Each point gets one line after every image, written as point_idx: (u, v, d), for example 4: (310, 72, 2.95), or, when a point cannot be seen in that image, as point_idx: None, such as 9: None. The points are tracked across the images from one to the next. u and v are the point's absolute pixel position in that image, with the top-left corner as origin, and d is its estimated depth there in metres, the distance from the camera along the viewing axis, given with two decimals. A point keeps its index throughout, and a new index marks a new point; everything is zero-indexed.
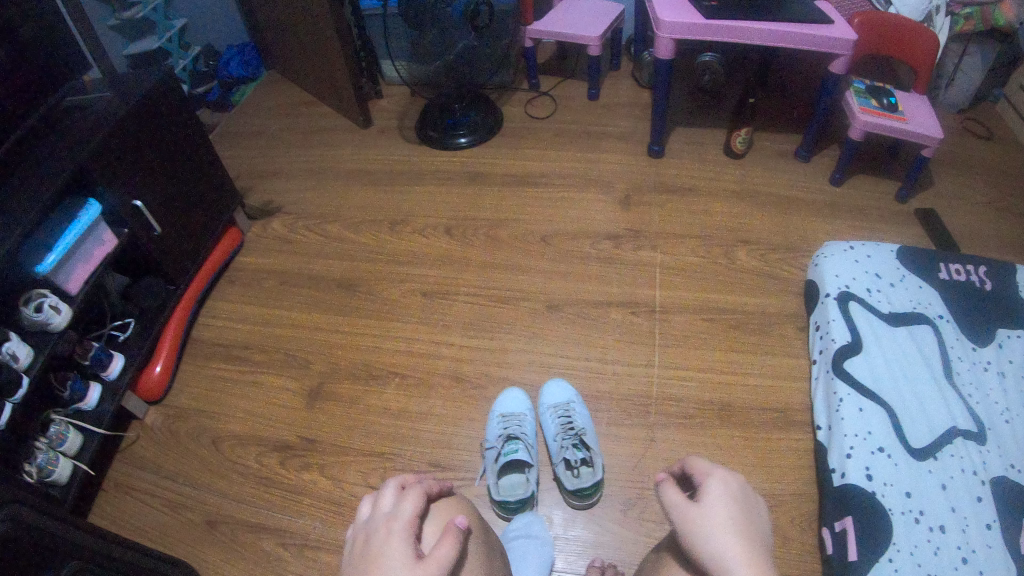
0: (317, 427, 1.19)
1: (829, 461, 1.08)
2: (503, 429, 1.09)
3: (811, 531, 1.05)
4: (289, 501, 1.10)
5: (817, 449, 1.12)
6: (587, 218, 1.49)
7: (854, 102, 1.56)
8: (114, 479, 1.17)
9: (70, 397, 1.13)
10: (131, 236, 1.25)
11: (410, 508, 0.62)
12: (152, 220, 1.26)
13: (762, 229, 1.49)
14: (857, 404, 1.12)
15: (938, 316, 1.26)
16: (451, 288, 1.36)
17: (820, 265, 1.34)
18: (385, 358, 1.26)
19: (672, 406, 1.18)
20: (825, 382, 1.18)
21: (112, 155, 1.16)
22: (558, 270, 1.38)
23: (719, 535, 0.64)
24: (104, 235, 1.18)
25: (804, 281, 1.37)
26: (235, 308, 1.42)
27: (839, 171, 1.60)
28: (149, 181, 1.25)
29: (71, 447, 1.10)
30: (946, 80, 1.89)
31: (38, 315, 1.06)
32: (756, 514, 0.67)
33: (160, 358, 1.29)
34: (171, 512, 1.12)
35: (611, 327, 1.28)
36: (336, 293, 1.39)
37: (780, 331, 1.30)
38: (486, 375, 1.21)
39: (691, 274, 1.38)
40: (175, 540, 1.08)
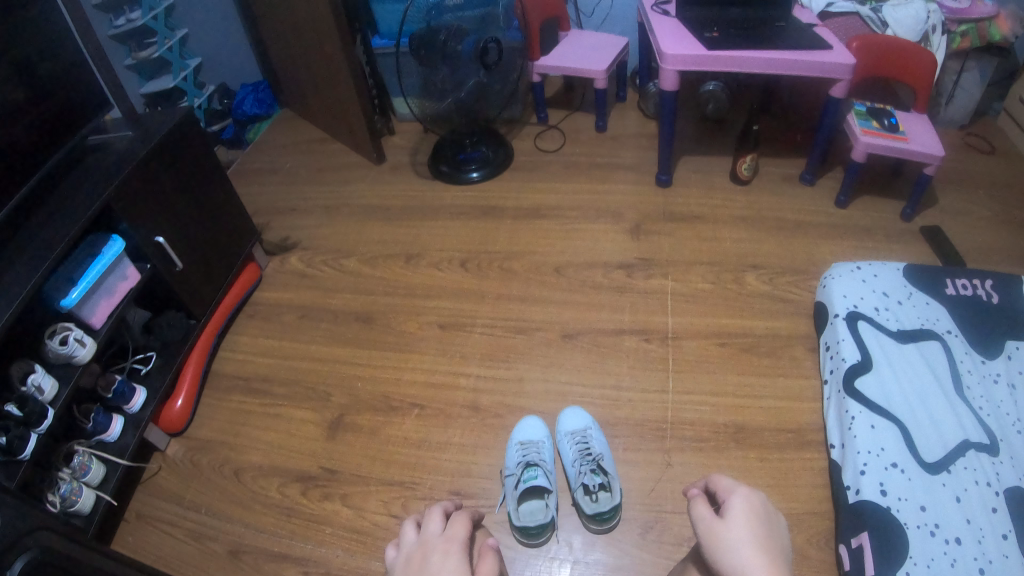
0: (339, 457, 1.21)
1: (842, 479, 1.10)
2: (521, 457, 1.11)
3: (823, 549, 1.07)
4: (312, 530, 1.12)
5: (831, 468, 1.14)
6: (597, 247, 1.52)
7: (855, 124, 1.60)
8: (138, 511, 1.20)
9: (94, 429, 1.16)
10: (153, 272, 1.29)
11: (461, 531, 0.78)
12: (174, 255, 1.30)
13: (770, 254, 1.52)
14: (869, 421, 1.14)
15: (947, 330, 1.28)
16: (467, 320, 1.39)
17: (829, 285, 1.37)
18: (405, 388, 1.29)
19: (686, 430, 1.20)
20: (837, 401, 1.20)
21: (134, 194, 1.21)
22: (572, 299, 1.41)
23: (742, 547, 0.69)
24: (127, 270, 1.22)
25: (812, 304, 1.40)
26: (255, 341, 1.45)
27: (844, 193, 1.64)
28: (171, 217, 1.30)
29: (94, 478, 1.13)
30: (946, 98, 1.91)
31: (63, 347, 1.10)
32: (777, 530, 0.73)
33: (183, 391, 1.32)
34: (195, 542, 1.14)
35: (626, 356, 1.31)
36: (355, 325, 1.43)
37: (791, 354, 1.33)
38: (504, 404, 1.24)
39: (701, 300, 1.41)
40: (198, 571, 1.10)
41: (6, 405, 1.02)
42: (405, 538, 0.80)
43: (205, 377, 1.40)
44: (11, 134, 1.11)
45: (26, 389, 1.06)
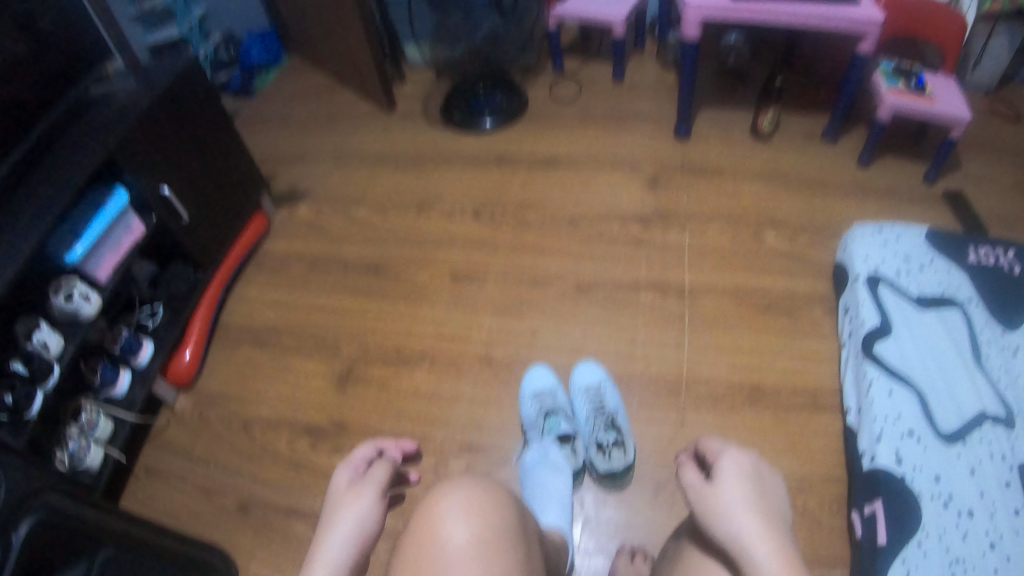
0: (349, 411, 1.20)
1: (860, 445, 1.08)
2: (538, 409, 1.09)
3: (835, 515, 1.06)
4: (322, 485, 1.13)
5: (848, 433, 1.12)
6: (613, 201, 1.48)
7: (881, 84, 1.53)
8: (147, 466, 1.20)
9: (102, 384, 1.16)
10: (158, 224, 1.26)
11: (363, 451, 0.81)
12: (180, 207, 1.27)
13: (791, 209, 1.48)
14: (887, 387, 1.11)
15: (967, 299, 1.23)
16: (480, 272, 1.36)
17: (850, 248, 1.32)
18: (416, 341, 1.27)
19: (702, 387, 1.18)
20: (855, 365, 1.17)
21: (139, 146, 1.17)
22: (587, 252, 1.38)
23: (735, 512, 0.66)
24: (132, 223, 1.19)
25: (833, 264, 1.35)
26: (263, 293, 1.43)
27: (867, 153, 1.58)
28: (175, 167, 1.26)
29: (104, 434, 1.13)
30: (974, 60, 1.81)
31: (69, 303, 1.09)
32: (770, 489, 0.70)
33: (190, 344, 1.30)
34: (203, 497, 1.15)
35: (641, 310, 1.27)
36: (365, 276, 1.40)
37: (810, 316, 1.29)
38: (516, 357, 1.22)
39: (719, 256, 1.37)
40: (208, 526, 1.11)
41: (12, 362, 1.02)
42: None
43: (213, 329, 1.38)
44: (12, 85, 1.07)
45: (32, 346, 1.04)
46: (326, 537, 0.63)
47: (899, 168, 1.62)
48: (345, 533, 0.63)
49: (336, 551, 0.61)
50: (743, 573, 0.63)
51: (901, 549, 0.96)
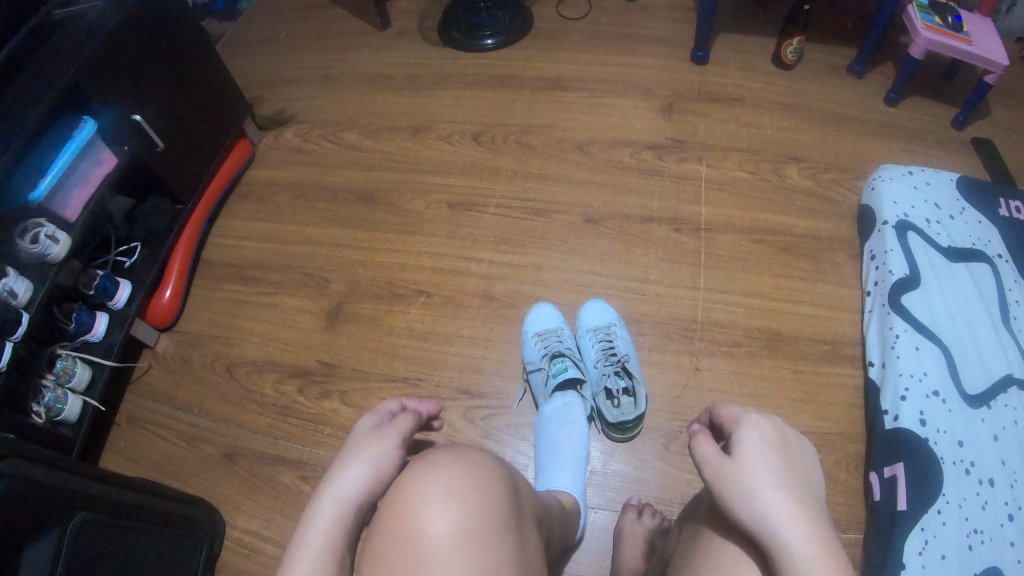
0: (338, 352, 1.12)
1: (881, 403, 1.01)
2: (543, 350, 1.01)
3: (852, 473, 1.01)
4: (309, 431, 1.06)
5: (869, 388, 1.05)
6: (627, 125, 1.33)
7: (916, 15, 1.33)
8: (128, 412, 1.14)
9: (77, 330, 1.06)
10: (134, 154, 1.11)
11: None
12: (154, 134, 1.13)
13: (807, 147, 1.34)
14: (913, 343, 1.04)
15: (997, 254, 1.15)
16: (480, 200, 1.24)
17: (878, 189, 1.21)
18: (409, 275, 1.17)
19: (718, 332, 1.10)
20: (879, 316, 1.09)
21: (109, 65, 1.01)
22: (597, 180, 1.25)
23: (766, 495, 0.53)
24: (101, 154, 1.05)
25: (859, 204, 1.24)
26: (245, 224, 1.31)
27: (895, 90, 1.40)
28: (150, 92, 1.11)
29: (80, 383, 1.04)
30: (1008, 5, 1.50)
31: (36, 246, 0.94)
32: (801, 460, 0.57)
33: (171, 285, 1.21)
34: (187, 446, 1.09)
35: (655, 246, 1.17)
36: (355, 206, 1.27)
37: (834, 259, 1.20)
38: (518, 293, 1.12)
39: (740, 192, 1.24)
40: (193, 476, 1.06)
41: None
42: None
43: (195, 266, 1.28)
44: None
45: None
46: (338, 476, 0.55)
47: (945, 94, 1.46)
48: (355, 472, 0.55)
49: (347, 487, 0.54)
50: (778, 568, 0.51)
51: (921, 519, 0.90)
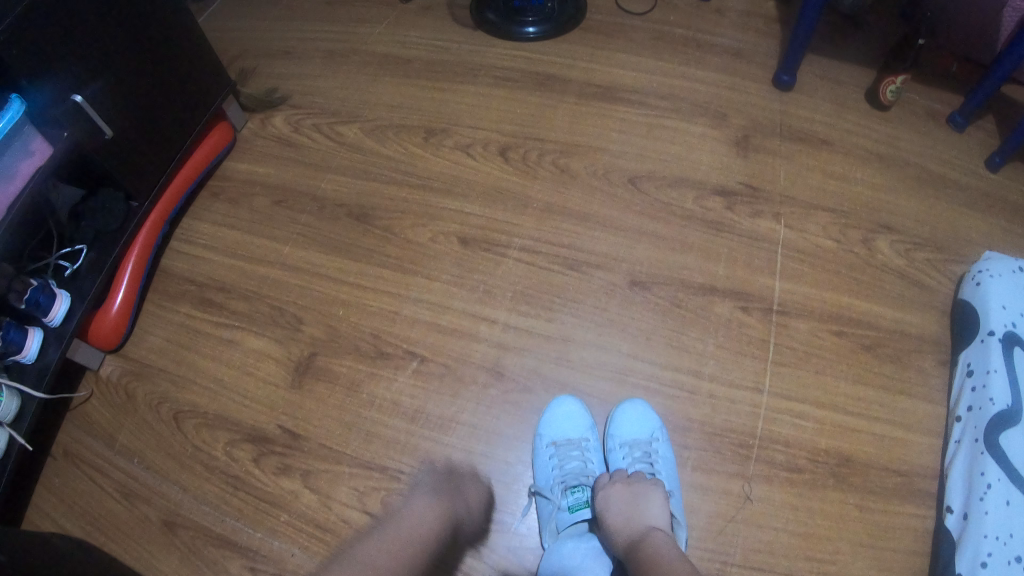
0: (305, 417, 0.90)
1: (955, 563, 0.80)
2: (558, 468, 0.83)
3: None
4: (261, 514, 0.86)
5: (941, 537, 0.84)
6: (691, 159, 1.08)
7: None
8: (63, 446, 0.93)
9: (4, 350, 0.83)
10: (75, 142, 0.85)
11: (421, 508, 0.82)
12: (100, 120, 0.88)
13: (913, 211, 1.10)
14: (1004, 496, 0.82)
15: None
16: (501, 237, 1.00)
17: (984, 288, 0.96)
18: (402, 328, 0.94)
19: (778, 452, 0.88)
20: (968, 452, 0.87)
21: (42, 32, 0.76)
22: (648, 229, 1.01)
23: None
24: (32, 146, 0.80)
25: (955, 299, 1.01)
26: (212, 226, 1.07)
27: (1002, 155, 1.12)
28: (100, 65, 0.85)
29: (6, 415, 0.82)
30: None
31: None
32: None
33: (119, 299, 0.98)
34: (122, 502, 0.89)
35: (712, 327, 0.94)
36: (347, 226, 1.03)
37: (922, 365, 0.97)
38: (536, 373, 0.90)
39: (823, 264, 1.01)
40: (126, 541, 0.86)
41: None
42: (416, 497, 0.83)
43: (150, 275, 1.04)
44: None
45: None
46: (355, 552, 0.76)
47: None
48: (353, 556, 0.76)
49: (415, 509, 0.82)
50: None
51: None
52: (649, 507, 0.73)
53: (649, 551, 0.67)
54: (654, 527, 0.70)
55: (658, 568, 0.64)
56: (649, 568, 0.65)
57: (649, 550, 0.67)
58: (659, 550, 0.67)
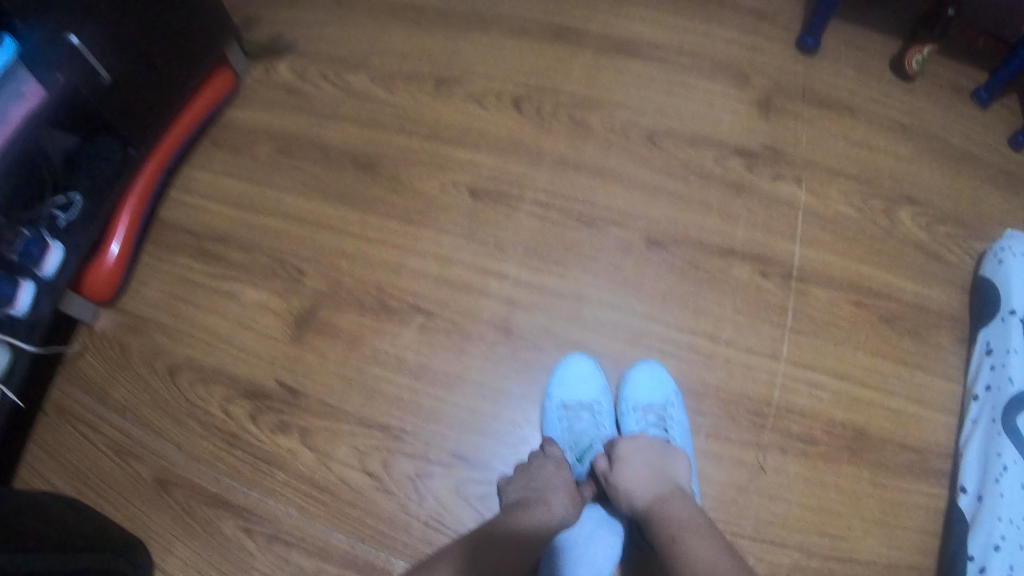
0: (306, 372, 0.87)
1: (966, 546, 0.80)
2: (568, 431, 0.82)
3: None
4: (259, 474, 0.85)
5: (955, 518, 0.84)
6: (715, 116, 1.02)
7: None
8: (55, 402, 0.90)
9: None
10: (71, 87, 0.80)
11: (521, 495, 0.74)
12: (95, 61, 0.81)
13: (945, 178, 1.05)
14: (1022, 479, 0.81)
15: None
16: (514, 190, 0.95)
17: (1006, 266, 0.92)
18: (407, 282, 0.90)
19: (792, 422, 0.87)
20: (986, 432, 0.86)
21: None
22: (667, 187, 0.96)
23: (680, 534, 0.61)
24: (25, 88, 0.74)
25: (974, 275, 0.98)
26: (210, 175, 1.02)
27: None
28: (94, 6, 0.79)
29: None
30: None
31: None
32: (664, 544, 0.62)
33: (115, 249, 0.93)
34: (117, 460, 0.87)
35: (730, 291, 0.91)
36: (351, 175, 0.97)
37: (940, 342, 0.94)
38: (546, 333, 0.87)
39: (847, 231, 0.97)
40: (117, 498, 0.85)
41: None
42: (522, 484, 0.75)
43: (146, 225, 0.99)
44: None
45: None
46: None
47: None
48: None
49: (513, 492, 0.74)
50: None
51: None
52: (675, 467, 0.71)
53: (677, 517, 0.63)
54: (675, 493, 0.67)
55: (691, 537, 0.60)
56: (678, 535, 0.61)
57: (683, 509, 0.64)
58: (693, 510, 0.65)
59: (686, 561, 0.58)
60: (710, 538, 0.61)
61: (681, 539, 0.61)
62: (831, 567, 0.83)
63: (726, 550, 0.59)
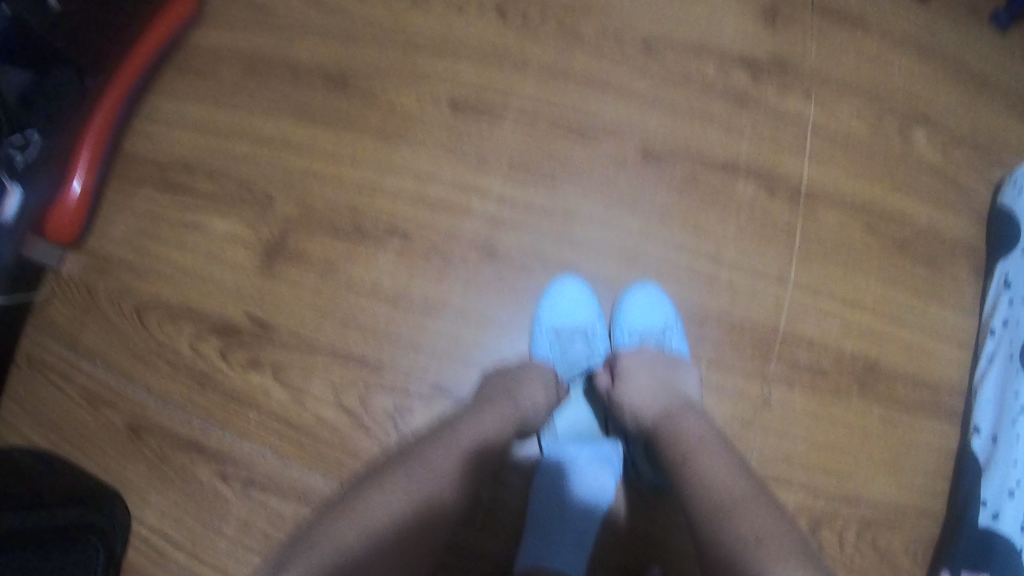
0: (275, 306, 0.83)
1: (982, 491, 0.77)
2: (560, 355, 0.79)
3: (919, 563, 0.80)
4: (232, 415, 0.81)
5: (966, 458, 0.81)
6: (723, 15, 0.90)
7: None
8: (26, 352, 0.84)
9: None
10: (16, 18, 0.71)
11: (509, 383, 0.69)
12: None
13: (981, 83, 0.94)
14: None
15: None
16: (497, 99, 0.87)
17: None
18: (383, 204, 0.84)
19: (797, 353, 0.82)
20: (1002, 369, 0.81)
21: None
22: (665, 97, 0.87)
23: (694, 441, 0.58)
24: None
25: (992, 204, 0.90)
26: (166, 100, 0.91)
27: None
28: None
29: None
30: None
31: None
32: (674, 446, 0.58)
33: (76, 187, 0.84)
34: (87, 407, 0.82)
35: (732, 209, 0.85)
36: (319, 92, 0.88)
37: (955, 273, 0.88)
38: (534, 254, 0.83)
39: (861, 148, 0.89)
40: (91, 447, 0.81)
41: None
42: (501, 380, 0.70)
43: (110, 160, 0.89)
44: None
45: None
46: (396, 492, 0.53)
47: None
48: (407, 486, 0.54)
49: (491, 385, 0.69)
50: (697, 498, 0.53)
51: None
52: (684, 383, 0.68)
53: (688, 436, 0.58)
54: (686, 408, 0.62)
55: (703, 458, 0.56)
56: (689, 455, 0.56)
57: (693, 418, 0.61)
58: (702, 421, 0.61)
59: (696, 485, 0.54)
60: (723, 460, 0.56)
61: (691, 459, 0.56)
62: (835, 508, 0.80)
63: (739, 475, 0.55)
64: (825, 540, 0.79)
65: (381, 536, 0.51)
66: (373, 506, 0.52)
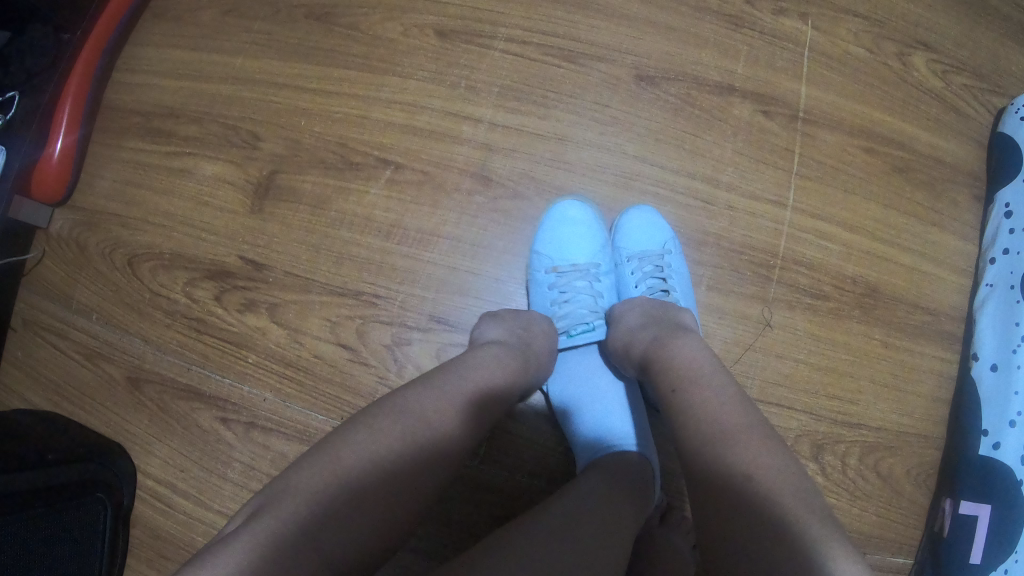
0: (268, 245, 0.82)
1: (981, 421, 0.77)
2: (559, 296, 0.78)
3: (921, 488, 0.80)
4: (229, 358, 0.81)
5: (966, 384, 0.80)
6: None
7: None
8: (23, 316, 0.83)
9: None
10: None
11: (509, 333, 0.67)
12: None
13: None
14: None
15: None
16: (485, 25, 0.84)
17: None
18: (373, 135, 0.83)
19: (796, 277, 0.82)
20: (1003, 298, 0.80)
21: None
22: (657, 18, 0.85)
23: (683, 371, 0.55)
24: None
25: (994, 133, 0.87)
26: (144, 42, 0.89)
27: None
28: None
29: None
30: None
31: None
32: (664, 380, 0.56)
33: (59, 145, 0.84)
34: (87, 363, 0.82)
35: (727, 132, 0.84)
36: (303, 26, 0.86)
37: (956, 198, 0.86)
38: (527, 177, 0.83)
39: (859, 67, 0.87)
40: (92, 402, 0.81)
41: None
42: (504, 330, 0.67)
43: (91, 116, 0.87)
44: None
45: None
46: (383, 430, 0.49)
47: None
48: (393, 431, 0.49)
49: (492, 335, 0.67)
50: (686, 432, 0.51)
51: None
52: (679, 320, 0.65)
53: (679, 365, 0.56)
54: (679, 336, 0.60)
55: (693, 387, 0.53)
56: (679, 385, 0.54)
57: (682, 348, 0.58)
58: (693, 348, 0.58)
59: (687, 416, 0.52)
60: (718, 385, 0.53)
61: (681, 390, 0.54)
62: (838, 431, 0.80)
63: (735, 399, 0.52)
64: (826, 464, 0.80)
65: (355, 484, 0.45)
66: (355, 450, 0.47)
